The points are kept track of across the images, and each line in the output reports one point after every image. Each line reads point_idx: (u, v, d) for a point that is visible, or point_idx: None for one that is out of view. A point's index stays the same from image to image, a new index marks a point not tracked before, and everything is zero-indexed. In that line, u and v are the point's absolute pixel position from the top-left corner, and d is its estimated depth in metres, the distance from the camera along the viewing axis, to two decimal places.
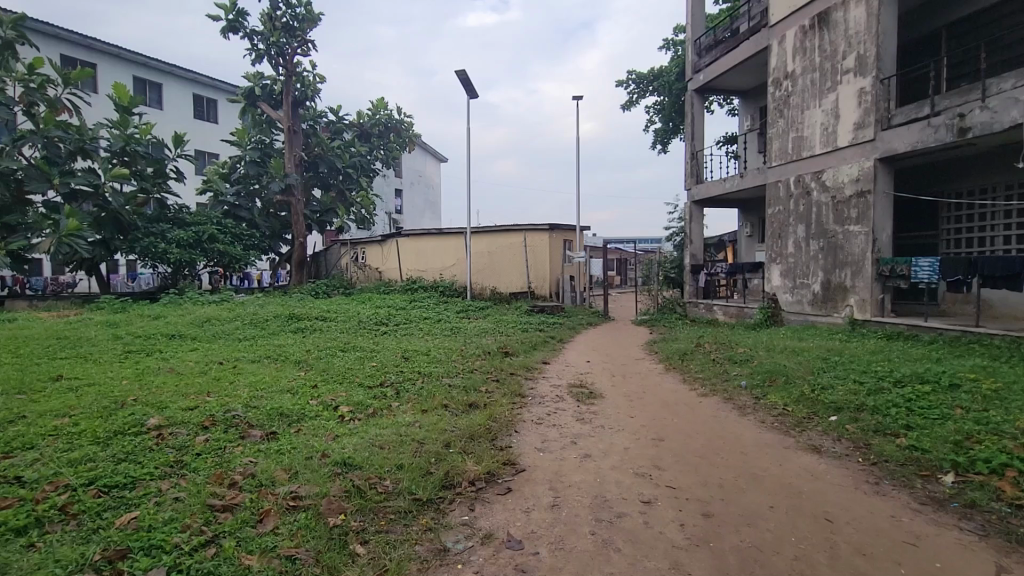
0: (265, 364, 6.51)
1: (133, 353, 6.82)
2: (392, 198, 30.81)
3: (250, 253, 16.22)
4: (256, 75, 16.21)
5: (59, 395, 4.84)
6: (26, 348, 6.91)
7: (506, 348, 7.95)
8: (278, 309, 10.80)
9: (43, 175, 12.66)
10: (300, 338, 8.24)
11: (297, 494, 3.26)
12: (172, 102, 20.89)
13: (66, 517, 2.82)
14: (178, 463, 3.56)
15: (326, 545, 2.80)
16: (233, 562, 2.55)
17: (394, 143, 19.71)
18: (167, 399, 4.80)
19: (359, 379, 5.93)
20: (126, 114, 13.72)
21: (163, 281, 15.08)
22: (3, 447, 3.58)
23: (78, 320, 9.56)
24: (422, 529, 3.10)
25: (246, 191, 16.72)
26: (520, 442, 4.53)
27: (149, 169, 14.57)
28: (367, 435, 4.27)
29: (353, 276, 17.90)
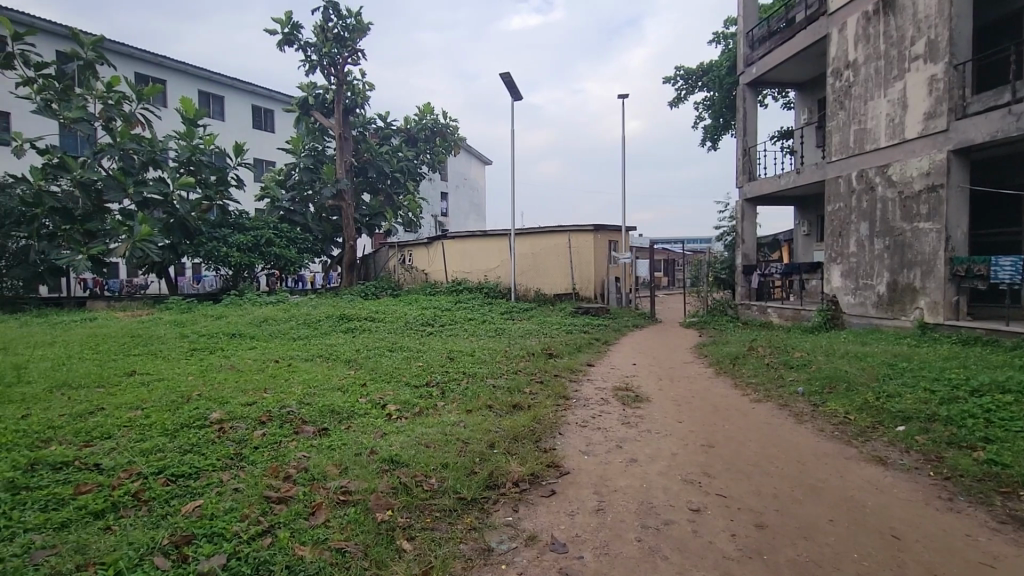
0: (318, 362, 6.77)
1: (198, 351, 7.27)
2: (438, 201, 31.41)
3: (303, 256, 16.92)
4: (310, 85, 16.91)
5: (132, 388, 5.21)
6: (106, 344, 7.51)
7: (550, 350, 7.93)
8: (330, 310, 11.22)
9: (120, 185, 13.67)
10: (350, 338, 8.54)
11: (347, 489, 3.37)
12: (233, 114, 22.12)
13: (139, 503, 3.03)
14: (237, 456, 3.75)
15: (374, 539, 2.88)
16: (287, 552, 2.66)
17: (440, 147, 20.07)
18: (228, 395, 5.07)
19: (406, 378, 6.06)
20: (192, 126, 14.63)
21: (225, 283, 15.96)
22: (84, 436, 3.88)
23: (151, 320, 10.28)
24: (466, 528, 3.13)
25: (299, 196, 17.38)
26: (565, 444, 4.50)
27: (212, 178, 15.45)
28: (413, 433, 4.35)
29: (401, 278, 18.35)
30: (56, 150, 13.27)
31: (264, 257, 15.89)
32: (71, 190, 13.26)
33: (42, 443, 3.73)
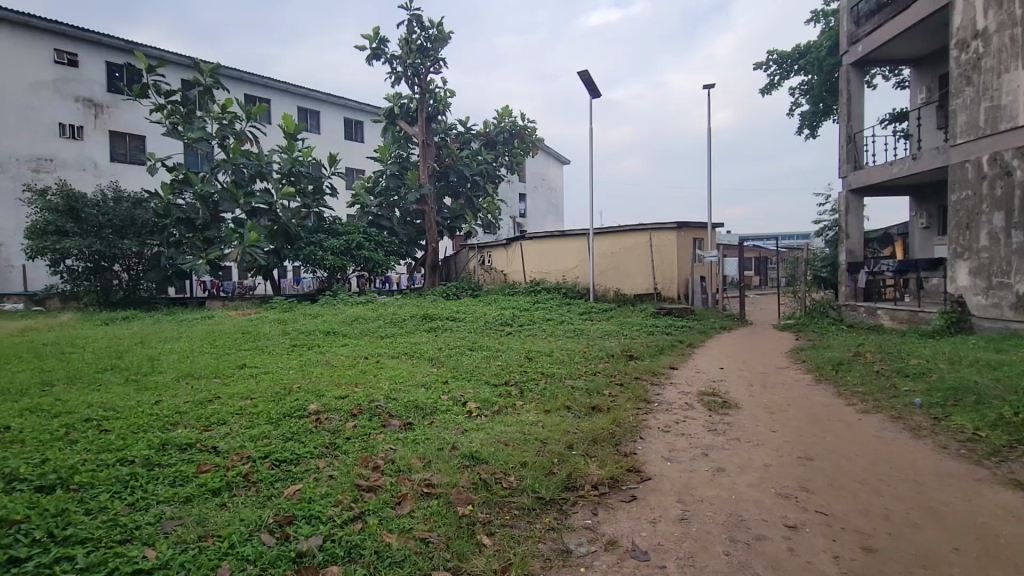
0: (403, 360, 7.09)
1: (298, 347, 7.88)
2: (516, 202, 31.81)
3: (390, 259, 17.81)
4: (395, 96, 17.77)
5: (243, 380, 5.77)
6: (222, 340, 8.37)
7: (630, 351, 7.72)
8: (414, 309, 11.71)
9: (233, 197, 15.21)
10: (433, 337, 8.87)
11: (430, 482, 3.49)
12: (328, 127, 23.83)
13: (249, 484, 3.34)
14: (332, 445, 4.02)
15: (456, 532, 2.96)
16: (376, 538, 2.81)
17: (518, 149, 20.27)
18: (324, 388, 5.47)
19: (485, 377, 6.17)
20: (292, 140, 15.93)
21: (321, 284, 17.17)
22: (205, 421, 4.36)
23: (258, 318, 11.30)
24: (545, 528, 3.13)
25: (386, 202, 18.27)
26: (646, 449, 4.35)
27: (310, 187, 16.72)
28: (493, 431, 4.43)
29: (480, 279, 18.78)
30: (182, 167, 15.00)
31: (356, 259, 16.96)
32: (193, 203, 14.93)
33: (172, 425, 4.24)
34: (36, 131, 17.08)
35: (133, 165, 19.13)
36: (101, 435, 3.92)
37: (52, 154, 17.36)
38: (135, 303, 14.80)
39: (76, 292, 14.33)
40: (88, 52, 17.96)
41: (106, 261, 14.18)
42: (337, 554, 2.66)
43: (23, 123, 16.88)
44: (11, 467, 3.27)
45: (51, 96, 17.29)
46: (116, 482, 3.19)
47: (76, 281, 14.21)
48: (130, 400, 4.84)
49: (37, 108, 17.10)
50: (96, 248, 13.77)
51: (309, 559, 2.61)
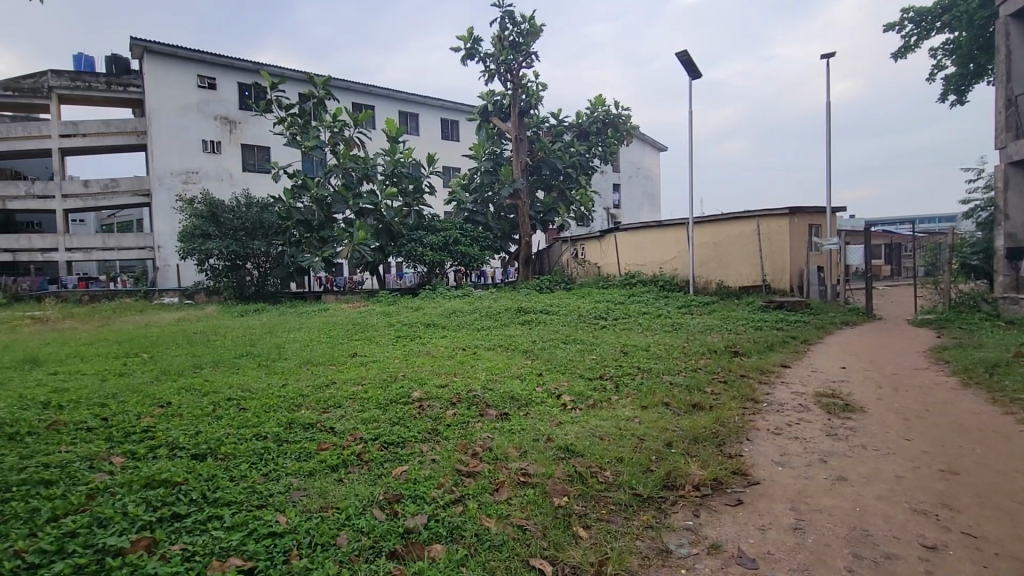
0: (498, 351, 7.27)
1: (402, 338, 8.38)
2: (610, 193, 31.20)
3: (485, 253, 18.29)
4: (489, 93, 18.16)
5: (355, 367, 6.28)
6: (336, 330, 9.15)
7: (735, 347, 7.27)
8: (508, 303, 11.93)
9: (344, 198, 16.51)
10: (528, 329, 9.00)
11: (527, 471, 3.56)
12: (426, 128, 24.95)
13: (362, 462, 3.62)
14: (434, 431, 4.23)
15: (552, 522, 2.99)
16: (477, 521, 2.92)
17: (612, 138, 19.84)
18: (425, 376, 5.78)
19: (580, 370, 6.14)
20: (395, 143, 16.90)
21: (422, 278, 18.07)
22: (323, 403, 4.80)
23: (367, 310, 12.14)
24: (643, 525, 3.06)
25: (481, 198, 18.74)
26: (753, 452, 4.08)
27: (411, 186, 17.67)
28: (588, 425, 4.40)
29: (574, 272, 18.70)
30: (300, 173, 16.50)
31: (453, 255, 17.65)
32: (310, 206, 16.40)
33: (296, 406, 4.71)
34: (184, 148, 19.70)
35: (260, 174, 21.43)
36: (240, 412, 4.47)
37: (197, 167, 19.96)
38: (263, 297, 16.59)
39: (217, 288, 16.36)
40: (223, 75, 20.36)
41: (240, 260, 16.04)
42: (441, 533, 2.80)
43: (175, 141, 19.54)
44: (173, 437, 3.83)
45: (195, 116, 19.84)
46: (253, 454, 3.62)
47: (217, 278, 16.21)
48: (262, 383, 5.45)
49: (185, 128, 19.70)
50: (233, 248, 15.62)
51: (416, 536, 2.78)
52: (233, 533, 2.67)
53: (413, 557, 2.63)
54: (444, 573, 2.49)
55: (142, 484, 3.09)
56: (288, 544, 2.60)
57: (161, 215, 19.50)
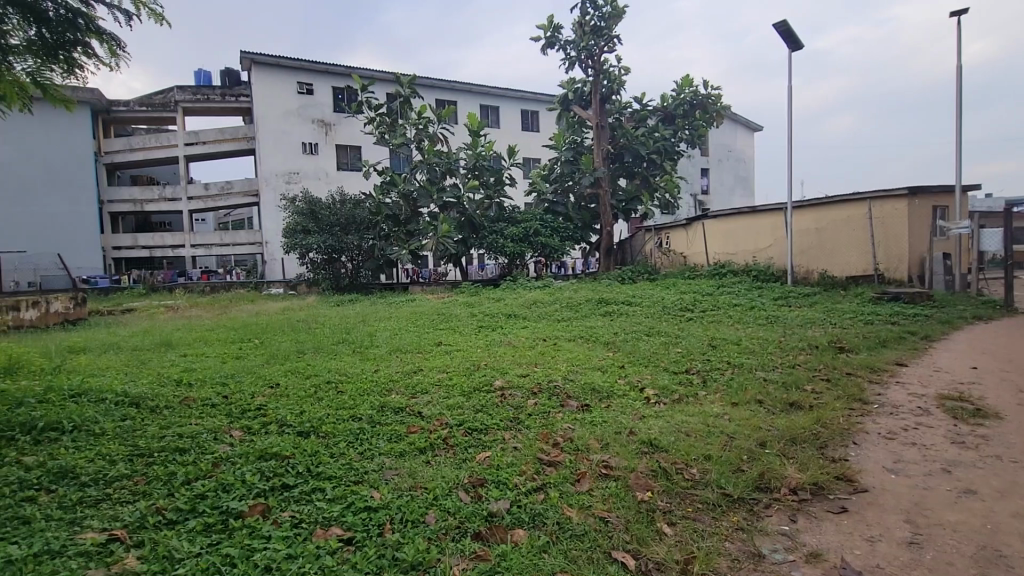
0: (579, 343, 7.23)
1: (484, 328, 8.58)
2: (698, 179, 29.95)
3: (566, 244, 18.20)
4: (570, 81, 17.93)
5: (440, 355, 6.54)
6: (422, 320, 9.55)
7: (840, 343, 6.68)
8: (589, 294, 11.77)
9: (429, 193, 17.14)
10: (610, 321, 8.85)
11: (609, 464, 3.52)
12: (507, 120, 25.21)
13: (447, 446, 3.76)
14: (516, 419, 4.30)
15: (635, 516, 2.94)
16: (558, 510, 2.94)
17: (700, 121, 18.92)
18: (508, 366, 5.87)
19: (665, 363, 5.94)
20: (476, 137, 17.24)
21: (503, 270, 18.34)
22: (412, 389, 5.06)
23: (450, 301, 12.55)
24: (733, 527, 2.91)
25: (562, 188, 18.59)
26: (861, 457, 3.73)
27: (492, 179, 17.95)
28: (673, 420, 4.25)
29: (658, 262, 18.10)
30: (389, 170, 17.34)
31: (534, 246, 17.76)
32: (398, 201, 17.20)
33: (387, 391, 5.00)
34: (287, 150, 21.41)
35: (352, 173, 22.80)
36: (338, 394, 4.82)
37: (298, 168, 21.64)
38: (356, 288, 17.66)
39: (316, 280, 17.65)
40: (319, 80, 21.83)
41: (336, 254, 17.20)
42: (523, 519, 2.85)
43: (279, 145, 21.29)
44: (281, 415, 4.22)
45: (296, 121, 21.48)
46: (350, 434, 3.89)
47: (316, 270, 17.49)
48: (357, 368, 5.84)
49: (287, 132, 21.38)
50: (329, 242, 16.77)
51: (499, 519, 2.84)
52: (334, 505, 2.89)
53: (496, 539, 2.70)
54: (528, 557, 2.53)
55: (257, 456, 3.44)
56: (381, 518, 2.77)
57: (268, 214, 21.39)
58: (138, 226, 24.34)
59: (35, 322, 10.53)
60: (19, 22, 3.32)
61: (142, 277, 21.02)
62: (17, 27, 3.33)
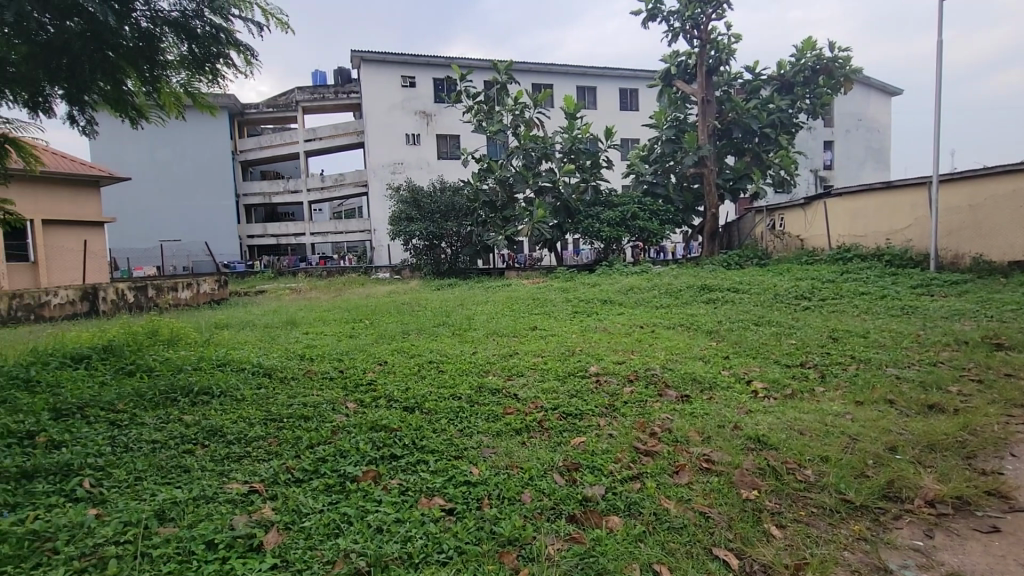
0: (679, 331, 6.93)
1: (579, 314, 8.53)
2: (818, 153, 27.14)
3: (666, 227, 17.46)
4: (673, 54, 16.98)
5: (535, 339, 6.62)
6: (517, 305, 9.70)
7: (997, 339, 5.74)
8: (691, 280, 11.22)
9: (525, 178, 17.25)
10: (713, 308, 8.38)
11: (711, 458, 3.36)
12: (605, 100, 24.58)
13: (542, 429, 3.82)
14: (611, 406, 4.24)
15: (739, 514, 2.78)
16: (654, 500, 2.87)
17: (823, 87, 17.19)
18: (603, 352, 5.80)
19: (776, 355, 5.51)
20: (572, 120, 17.05)
21: (598, 255, 18.01)
22: (507, 371, 5.19)
23: (545, 286, 12.62)
24: (853, 536, 2.64)
25: (662, 168, 17.81)
26: (1020, 471, 3.20)
27: (588, 162, 17.67)
28: (784, 416, 3.95)
29: (772, 247, 16.80)
30: (486, 157, 17.69)
31: (631, 230, 17.19)
32: (495, 187, 17.52)
33: (485, 372, 5.18)
34: (392, 142, 22.67)
35: (451, 161, 23.63)
36: (439, 373, 5.09)
37: (402, 159, 22.86)
38: (455, 273, 18.36)
39: (418, 265, 18.56)
40: (422, 73, 22.76)
41: (436, 240, 17.93)
42: (618, 506, 2.82)
43: (385, 137, 22.60)
44: (389, 390, 4.53)
45: (400, 114, 22.65)
46: (451, 411, 4.09)
47: (418, 256, 18.40)
48: (457, 349, 6.11)
49: (393, 125, 22.61)
50: (431, 229, 17.56)
51: (594, 504, 2.84)
52: (437, 476, 3.07)
53: (591, 524, 2.70)
54: (623, 545, 2.50)
55: (369, 426, 3.74)
56: (480, 493, 2.89)
57: (377, 203, 22.89)
58: (268, 217, 27.20)
59: (190, 301, 12.25)
60: (174, 40, 3.76)
61: (272, 262, 23.55)
62: (173, 45, 3.78)
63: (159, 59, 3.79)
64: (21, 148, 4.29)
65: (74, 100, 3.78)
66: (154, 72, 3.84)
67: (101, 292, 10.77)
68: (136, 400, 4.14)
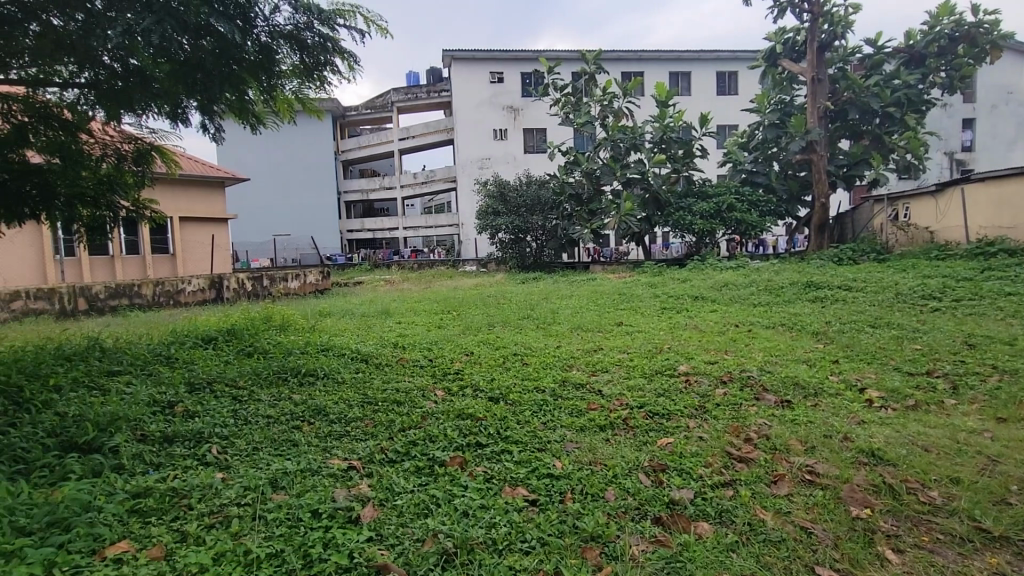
0: (780, 331, 6.44)
1: (667, 310, 8.21)
2: (954, 133, 23.88)
3: (766, 219, 16.29)
4: (778, 32, 15.69)
5: (620, 335, 6.47)
6: (603, 299, 9.54)
7: None
8: (795, 276, 10.36)
9: (613, 170, 16.81)
10: (820, 308, 7.68)
11: (814, 469, 3.09)
12: (700, 85, 23.36)
13: (627, 427, 3.72)
14: (701, 408, 4.04)
15: (848, 534, 2.53)
16: (749, 510, 2.70)
17: (963, 57, 15.06)
18: (694, 351, 5.53)
19: (895, 361, 4.94)
20: (664, 108, 16.38)
21: (689, 249, 17.19)
22: (591, 366, 5.12)
23: (632, 281, 12.28)
24: (988, 570, 2.30)
25: (764, 155, 16.60)
26: None
27: (680, 151, 16.92)
28: (905, 430, 3.53)
29: (892, 240, 15.10)
30: (573, 150, 17.54)
31: (726, 223, 16.22)
32: (581, 180, 17.30)
33: (568, 366, 5.15)
34: (481, 138, 23.18)
35: (538, 155, 23.68)
36: (524, 366, 5.14)
37: (490, 154, 23.31)
38: (540, 267, 18.43)
39: (504, 258, 18.84)
40: (510, 68, 23.00)
41: (522, 234, 18.10)
42: (708, 512, 2.68)
43: (474, 133, 23.17)
44: (476, 380, 4.66)
45: (489, 109, 23.09)
46: (534, 404, 4.11)
47: (504, 250, 18.66)
48: (541, 343, 6.12)
49: (481, 120, 23.10)
50: (517, 223, 17.76)
51: (682, 509, 2.72)
52: (520, 466, 3.11)
53: (678, 529, 2.59)
54: (713, 553, 2.37)
55: (456, 414, 3.86)
56: (563, 487, 2.89)
57: (466, 198, 23.55)
58: (365, 212, 28.97)
59: (298, 290, 13.38)
60: (287, 51, 4.10)
61: (368, 255, 25.06)
62: (286, 56, 4.13)
63: (275, 70, 4.15)
64: (163, 154, 4.89)
65: (205, 110, 4.22)
66: (271, 81, 4.21)
67: (225, 281, 12.10)
68: (253, 378, 4.61)
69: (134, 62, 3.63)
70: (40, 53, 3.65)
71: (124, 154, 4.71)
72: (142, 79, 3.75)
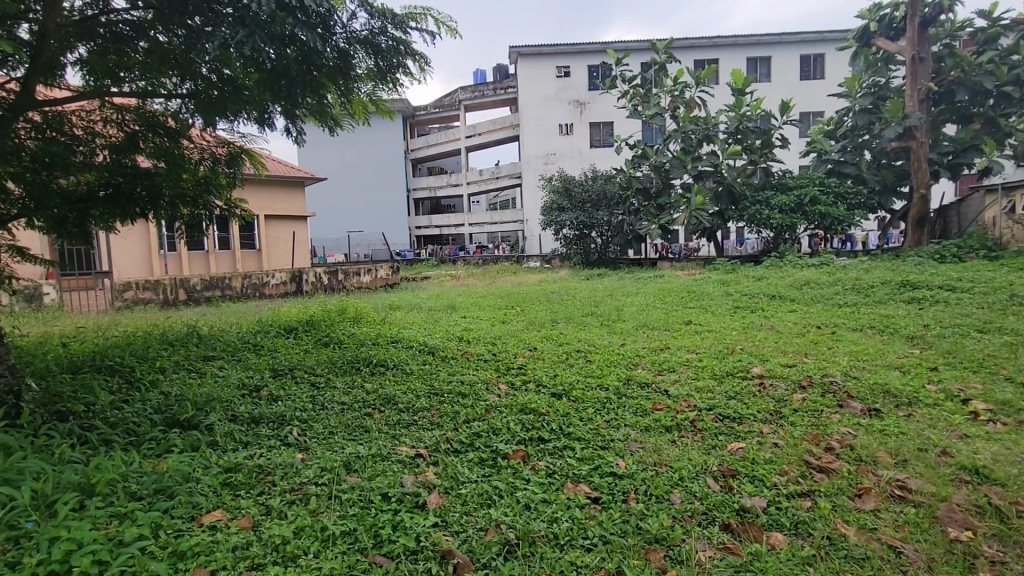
0: (869, 334, 5.94)
1: (741, 309, 7.81)
2: None
3: (854, 213, 15.08)
4: (873, 9, 14.40)
5: (688, 334, 6.24)
6: (672, 297, 9.23)
7: None
8: (888, 274, 9.53)
9: (683, 163, 16.18)
10: (916, 309, 7.02)
11: (906, 485, 2.83)
12: (780, 70, 21.98)
13: (695, 429, 3.59)
14: (777, 413, 3.82)
15: (944, 556, 2.31)
16: (829, 523, 2.53)
17: None
18: (770, 353, 5.23)
19: (1008, 371, 4.42)
20: (740, 96, 15.52)
21: (766, 245, 16.27)
22: (658, 365, 4.98)
23: (703, 278, 11.78)
24: None
25: (853, 144, 15.37)
26: None
27: (758, 142, 16.00)
28: (1018, 448, 3.15)
29: (1007, 235, 13.46)
30: (641, 143, 17.06)
31: (808, 217, 15.18)
32: (649, 174, 16.80)
33: (634, 365, 5.05)
34: (547, 133, 23.14)
35: (605, 149, 23.26)
36: (587, 363, 5.08)
37: (556, 149, 23.22)
38: (605, 263, 18.16)
39: (569, 254, 18.72)
40: (577, 61, 22.73)
41: (587, 229, 17.91)
42: (783, 523, 2.54)
43: (540, 129, 23.17)
44: (539, 375, 4.67)
45: (555, 105, 22.99)
46: (597, 401, 4.06)
47: (569, 245, 18.53)
48: (605, 340, 6.03)
49: (548, 116, 23.04)
50: (582, 218, 17.60)
51: (753, 517, 2.59)
52: (583, 463, 3.09)
53: (749, 538, 2.47)
54: (787, 566, 2.24)
55: (520, 408, 3.89)
56: (626, 486, 2.84)
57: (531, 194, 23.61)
58: (433, 209, 29.77)
59: (370, 284, 14.00)
60: (363, 56, 4.27)
61: (436, 250, 25.75)
62: (362, 60, 4.30)
63: (352, 74, 4.34)
64: (251, 155, 5.26)
65: (289, 114, 4.50)
66: (347, 85, 4.42)
67: (305, 275, 12.90)
68: (329, 366, 4.89)
69: (228, 72, 3.94)
70: (149, 68, 4.04)
71: (218, 157, 5.12)
72: (235, 88, 4.06)
